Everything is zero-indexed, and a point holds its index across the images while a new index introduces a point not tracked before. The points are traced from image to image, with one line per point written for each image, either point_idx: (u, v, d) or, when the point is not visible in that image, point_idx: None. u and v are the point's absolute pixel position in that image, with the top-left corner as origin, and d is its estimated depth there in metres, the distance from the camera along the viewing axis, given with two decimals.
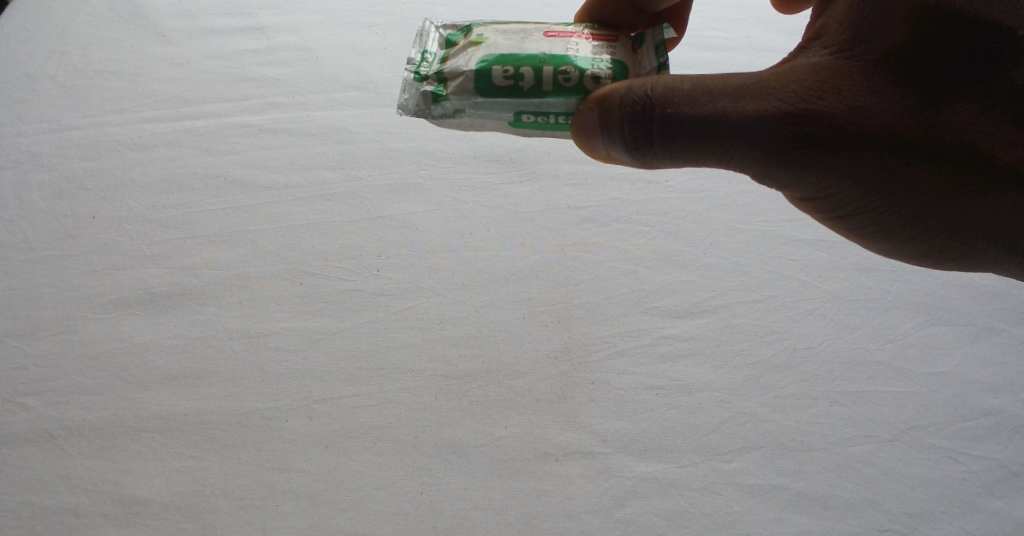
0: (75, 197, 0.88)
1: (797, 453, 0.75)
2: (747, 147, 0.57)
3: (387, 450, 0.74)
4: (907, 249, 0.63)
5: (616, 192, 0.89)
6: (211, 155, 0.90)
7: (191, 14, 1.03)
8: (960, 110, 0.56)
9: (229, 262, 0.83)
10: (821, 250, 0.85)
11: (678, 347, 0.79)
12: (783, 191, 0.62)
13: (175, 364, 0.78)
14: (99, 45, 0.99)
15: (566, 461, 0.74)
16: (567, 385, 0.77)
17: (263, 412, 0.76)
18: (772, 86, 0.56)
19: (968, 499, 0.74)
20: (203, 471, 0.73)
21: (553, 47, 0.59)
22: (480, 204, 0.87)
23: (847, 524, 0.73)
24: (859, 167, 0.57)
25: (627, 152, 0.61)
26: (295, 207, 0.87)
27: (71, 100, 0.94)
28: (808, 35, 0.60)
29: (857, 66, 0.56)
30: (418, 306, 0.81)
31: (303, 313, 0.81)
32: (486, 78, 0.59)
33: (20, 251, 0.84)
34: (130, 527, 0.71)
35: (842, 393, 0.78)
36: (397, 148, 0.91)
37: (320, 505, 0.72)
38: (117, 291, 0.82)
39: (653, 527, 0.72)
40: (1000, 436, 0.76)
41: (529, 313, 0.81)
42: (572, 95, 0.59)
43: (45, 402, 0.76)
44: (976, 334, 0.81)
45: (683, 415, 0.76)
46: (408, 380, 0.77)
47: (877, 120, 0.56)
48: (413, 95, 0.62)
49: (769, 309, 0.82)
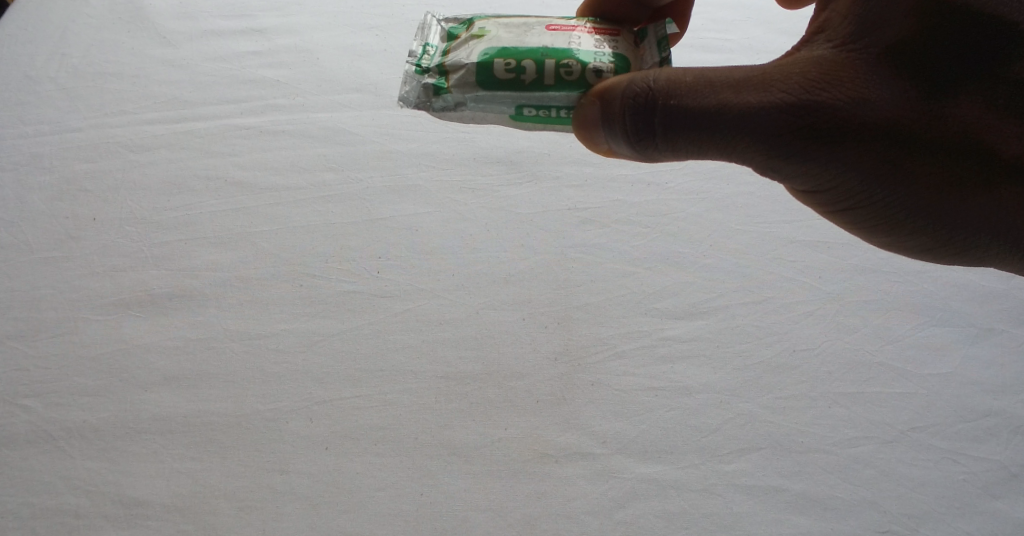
0: (77, 198, 0.88)
1: (797, 454, 0.75)
2: (750, 139, 0.57)
3: (387, 451, 0.74)
4: (907, 242, 0.63)
5: (616, 194, 0.89)
6: (212, 157, 0.90)
7: (192, 16, 1.03)
8: (963, 103, 0.56)
9: (229, 262, 0.83)
10: (820, 251, 0.86)
11: (678, 348, 0.80)
12: (784, 182, 0.61)
13: (176, 364, 0.78)
14: (99, 46, 1.00)
15: (566, 462, 0.74)
16: (567, 386, 0.78)
17: (264, 413, 0.76)
18: (775, 78, 0.56)
19: (969, 500, 0.74)
20: (203, 471, 0.73)
21: (555, 41, 0.59)
22: (481, 205, 0.88)
23: (848, 526, 0.73)
24: (860, 158, 0.57)
25: (628, 143, 0.61)
26: (295, 208, 0.87)
27: (70, 101, 0.95)
28: (811, 29, 0.60)
29: (860, 60, 0.56)
30: (418, 307, 0.81)
31: (304, 314, 0.81)
32: (488, 72, 0.59)
33: (21, 252, 0.84)
34: (130, 529, 0.71)
35: (843, 394, 0.78)
36: (397, 149, 0.91)
37: (320, 506, 0.72)
38: (118, 291, 0.82)
39: (653, 527, 0.72)
40: (1000, 437, 0.76)
41: (529, 314, 0.81)
42: (574, 88, 0.59)
43: (46, 403, 0.76)
44: (976, 335, 0.81)
45: (683, 417, 0.76)
46: (408, 381, 0.78)
47: (880, 110, 0.56)
48: (414, 87, 0.63)
49: (768, 309, 0.82)
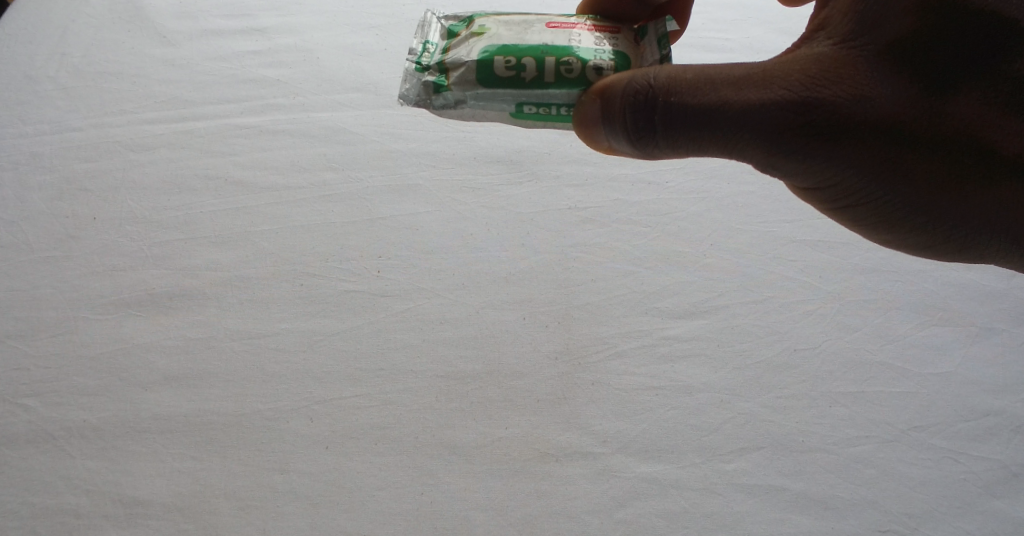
0: (77, 198, 0.88)
1: (797, 453, 0.75)
2: (750, 136, 0.57)
3: (387, 450, 0.74)
4: (907, 240, 0.63)
5: (616, 193, 0.89)
6: (212, 157, 0.90)
7: (192, 15, 1.03)
8: (964, 99, 0.56)
9: (229, 262, 0.83)
10: (820, 251, 0.86)
11: (678, 347, 0.79)
12: (785, 180, 0.61)
13: (176, 364, 0.78)
14: (99, 45, 1.00)
15: (566, 461, 0.74)
16: (567, 385, 0.77)
17: (264, 413, 0.76)
18: (776, 76, 0.56)
19: (969, 499, 0.74)
20: (203, 471, 0.73)
21: (555, 39, 0.59)
22: (481, 205, 0.88)
23: (848, 525, 0.73)
24: (861, 156, 0.57)
25: (628, 141, 0.61)
26: (295, 208, 0.87)
27: (70, 100, 0.95)
28: (811, 27, 0.59)
29: (861, 57, 0.56)
30: (418, 307, 0.81)
31: (304, 314, 0.81)
32: (488, 69, 0.59)
33: (20, 251, 0.84)
34: (130, 528, 0.71)
35: (843, 394, 0.78)
36: (397, 148, 0.91)
37: (320, 506, 0.72)
38: (118, 291, 0.82)
39: (654, 527, 0.72)
40: (1001, 437, 0.76)
41: (529, 313, 0.81)
42: (574, 86, 0.59)
43: (46, 403, 0.76)
44: (976, 334, 0.81)
45: (683, 416, 0.76)
46: (408, 380, 0.78)
47: (881, 108, 0.56)
48: (414, 84, 0.62)
49: (768, 309, 0.82)
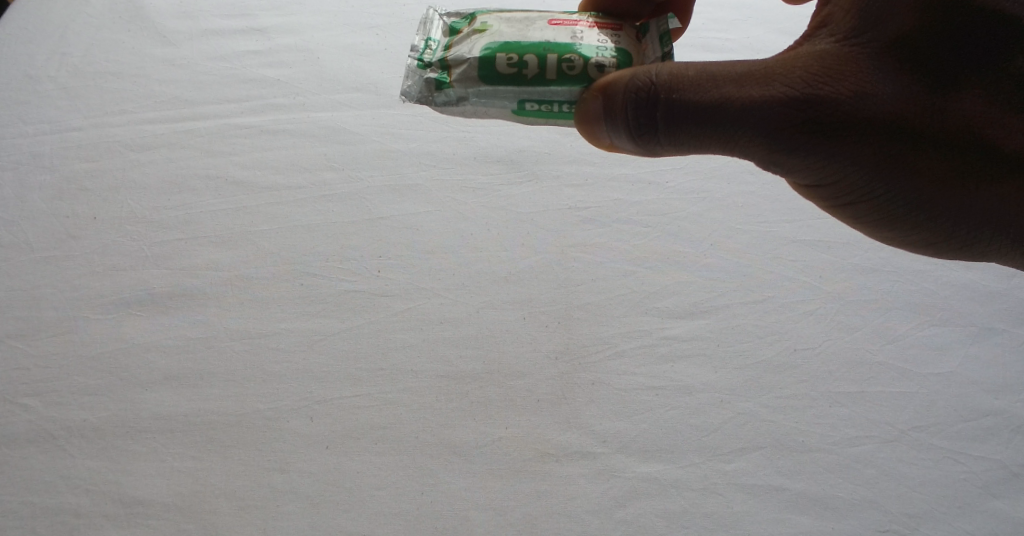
0: (77, 198, 0.88)
1: (797, 453, 0.75)
2: (752, 133, 0.57)
3: (387, 450, 0.74)
4: (909, 237, 0.63)
5: (617, 193, 0.89)
6: (212, 156, 0.90)
7: (192, 15, 1.03)
8: (966, 97, 0.56)
9: (230, 262, 0.83)
10: (820, 251, 0.86)
11: (678, 347, 0.79)
12: (787, 177, 0.61)
13: (176, 364, 0.78)
14: (99, 45, 1.00)
15: (566, 461, 0.74)
16: (567, 385, 0.77)
17: (264, 412, 0.76)
18: (778, 73, 0.56)
19: (969, 499, 0.74)
20: (203, 471, 0.73)
21: (558, 36, 0.59)
22: (481, 205, 0.88)
23: (848, 525, 0.73)
24: (863, 153, 0.57)
25: (630, 138, 0.61)
26: (295, 208, 0.87)
27: (70, 100, 0.95)
28: (813, 24, 0.60)
29: (863, 54, 0.56)
30: (419, 306, 0.81)
31: (304, 314, 0.81)
32: (491, 66, 0.59)
33: (20, 251, 0.84)
34: (130, 528, 0.71)
35: (843, 394, 0.78)
36: (398, 149, 0.91)
37: (320, 505, 0.72)
38: (118, 291, 0.82)
39: (654, 527, 0.72)
40: (1000, 437, 0.76)
41: (529, 313, 0.81)
42: (576, 83, 0.59)
43: (46, 403, 0.76)
44: (976, 334, 0.81)
45: (683, 416, 0.76)
46: (408, 380, 0.78)
47: (884, 105, 0.56)
48: (416, 81, 0.62)
49: (768, 309, 0.82)
